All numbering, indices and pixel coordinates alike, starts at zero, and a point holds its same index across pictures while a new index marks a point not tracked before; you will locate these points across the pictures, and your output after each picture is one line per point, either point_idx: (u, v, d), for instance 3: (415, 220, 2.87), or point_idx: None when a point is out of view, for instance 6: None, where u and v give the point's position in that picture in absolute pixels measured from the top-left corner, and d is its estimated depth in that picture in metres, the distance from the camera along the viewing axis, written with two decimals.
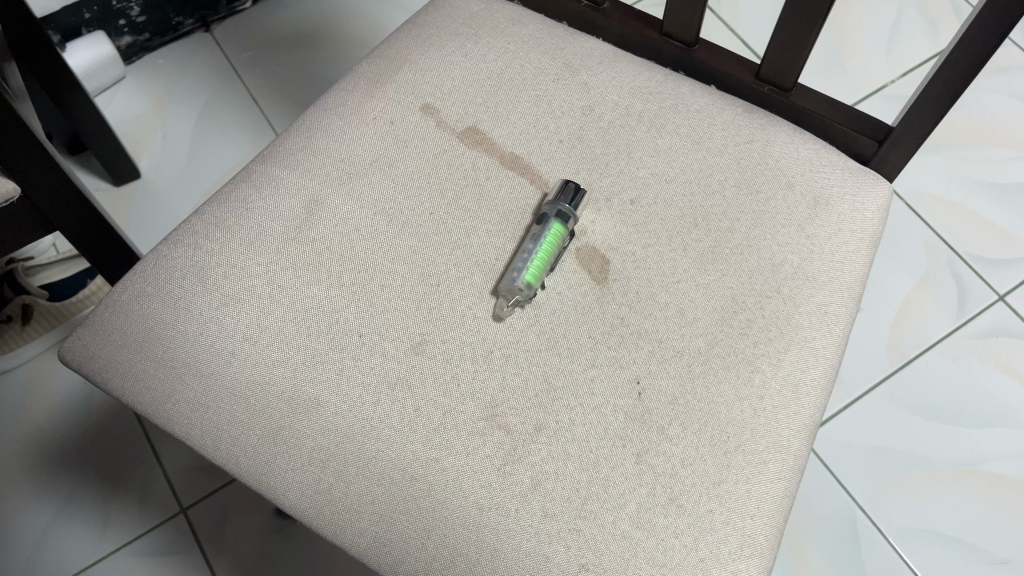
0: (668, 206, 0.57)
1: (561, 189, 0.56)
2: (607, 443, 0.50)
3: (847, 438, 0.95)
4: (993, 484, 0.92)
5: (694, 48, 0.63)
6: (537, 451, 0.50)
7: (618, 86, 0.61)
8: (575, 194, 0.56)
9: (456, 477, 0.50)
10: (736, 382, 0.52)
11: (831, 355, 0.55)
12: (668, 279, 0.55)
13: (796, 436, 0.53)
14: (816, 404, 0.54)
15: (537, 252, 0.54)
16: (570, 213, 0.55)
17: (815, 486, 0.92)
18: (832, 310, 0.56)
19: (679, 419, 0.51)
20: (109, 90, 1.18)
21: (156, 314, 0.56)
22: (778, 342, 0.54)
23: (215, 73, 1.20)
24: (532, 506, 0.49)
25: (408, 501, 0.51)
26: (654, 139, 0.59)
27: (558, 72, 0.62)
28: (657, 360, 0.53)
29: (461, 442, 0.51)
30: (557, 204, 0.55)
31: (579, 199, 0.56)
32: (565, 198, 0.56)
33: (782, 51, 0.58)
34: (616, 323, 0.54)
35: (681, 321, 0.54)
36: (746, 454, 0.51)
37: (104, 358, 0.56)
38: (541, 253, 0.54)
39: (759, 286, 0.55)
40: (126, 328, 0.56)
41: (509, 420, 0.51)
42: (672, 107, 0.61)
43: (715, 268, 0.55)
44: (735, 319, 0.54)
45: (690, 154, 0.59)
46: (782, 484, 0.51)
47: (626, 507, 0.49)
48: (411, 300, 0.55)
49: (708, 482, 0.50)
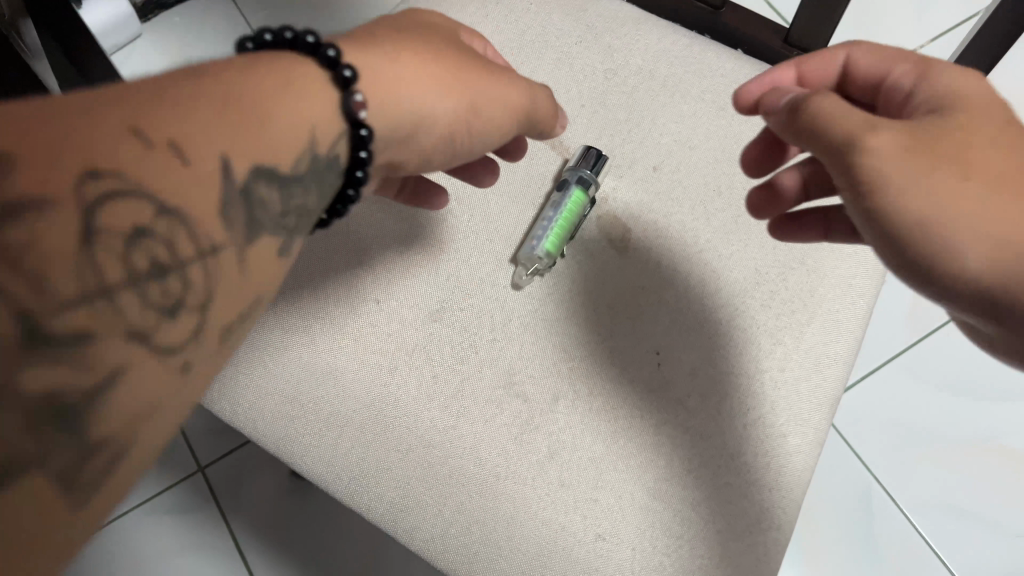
0: (692, 173, 0.56)
1: (583, 154, 0.55)
2: (625, 414, 0.50)
3: (863, 411, 0.94)
4: (1014, 458, 0.90)
5: (721, 10, 0.62)
6: (555, 420, 0.50)
7: (642, 49, 0.60)
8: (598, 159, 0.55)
9: (473, 444, 0.50)
10: (757, 354, 0.52)
11: (856, 327, 0.53)
12: (690, 249, 0.54)
13: (817, 410, 0.51)
14: (841, 378, 0.52)
15: (558, 220, 0.53)
16: (591, 178, 0.54)
17: (829, 458, 0.93)
18: (857, 281, 0.54)
19: (699, 391, 0.51)
20: (127, 49, 1.17)
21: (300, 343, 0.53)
22: (801, 315, 0.52)
23: (232, 31, 1.18)
24: (548, 475, 0.49)
25: (426, 468, 0.50)
26: (678, 105, 0.58)
27: (580, 34, 0.61)
28: (677, 331, 0.53)
29: (478, 410, 0.51)
30: (579, 169, 0.55)
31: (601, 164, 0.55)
32: (586, 163, 0.55)
33: (812, 13, 0.56)
34: (636, 292, 0.53)
35: (703, 291, 0.53)
36: (766, 427, 0.50)
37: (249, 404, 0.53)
38: (563, 220, 0.53)
39: (783, 257, 0.54)
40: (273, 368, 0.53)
41: (526, 389, 0.51)
42: (697, 72, 0.59)
43: (737, 238, 0.54)
44: (758, 290, 0.53)
45: (714, 120, 0.57)
46: (802, 458, 0.50)
47: (643, 478, 0.49)
48: (430, 266, 0.54)
49: (728, 455, 0.50)
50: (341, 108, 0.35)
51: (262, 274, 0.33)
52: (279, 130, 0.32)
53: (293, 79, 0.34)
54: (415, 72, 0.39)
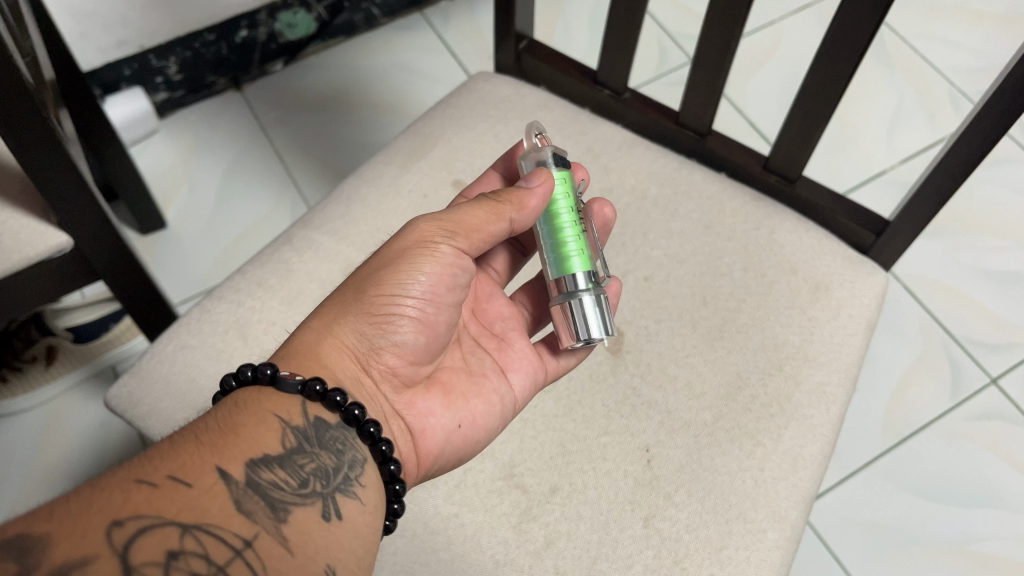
0: (679, 285, 0.64)
1: (595, 306, 0.52)
2: (617, 506, 0.56)
3: (841, 513, 0.97)
4: (980, 562, 0.93)
5: (706, 138, 0.68)
6: (551, 511, 0.56)
7: (634, 172, 0.68)
8: (585, 315, 0.52)
9: (474, 533, 0.55)
10: (739, 455, 0.57)
11: (829, 432, 0.59)
12: (678, 352, 0.61)
13: (793, 507, 0.56)
14: (814, 479, 0.57)
15: (543, 228, 0.55)
16: (576, 281, 0.53)
17: (806, 553, 0.95)
18: (830, 389, 0.60)
19: (685, 487, 0.56)
20: (142, 142, 1.24)
21: (438, 495, 0.56)
22: (779, 419, 0.58)
23: (244, 130, 1.26)
24: (544, 563, 0.54)
25: (428, 554, 0.55)
26: (668, 223, 0.66)
27: (579, 156, 0.69)
28: (666, 431, 0.58)
29: (480, 500, 0.56)
30: (599, 293, 0.53)
31: (569, 286, 0.52)
32: (587, 296, 0.52)
33: (785, 147, 0.63)
34: (628, 392, 0.60)
35: (688, 394, 0.59)
36: (746, 523, 0.55)
37: (402, 547, 0.55)
38: (548, 223, 0.54)
39: (763, 364, 0.60)
40: (426, 507, 0.56)
41: (525, 481, 0.57)
42: (685, 193, 0.67)
43: (721, 344, 0.61)
44: (739, 394, 0.59)
45: (700, 238, 0.65)
46: (779, 553, 0.54)
47: (632, 568, 0.54)
48: (490, 360, 0.59)
49: (710, 548, 0.54)
50: (290, 391, 0.47)
51: (310, 539, 0.42)
52: (254, 437, 0.44)
53: (262, 406, 0.46)
54: (328, 317, 0.51)
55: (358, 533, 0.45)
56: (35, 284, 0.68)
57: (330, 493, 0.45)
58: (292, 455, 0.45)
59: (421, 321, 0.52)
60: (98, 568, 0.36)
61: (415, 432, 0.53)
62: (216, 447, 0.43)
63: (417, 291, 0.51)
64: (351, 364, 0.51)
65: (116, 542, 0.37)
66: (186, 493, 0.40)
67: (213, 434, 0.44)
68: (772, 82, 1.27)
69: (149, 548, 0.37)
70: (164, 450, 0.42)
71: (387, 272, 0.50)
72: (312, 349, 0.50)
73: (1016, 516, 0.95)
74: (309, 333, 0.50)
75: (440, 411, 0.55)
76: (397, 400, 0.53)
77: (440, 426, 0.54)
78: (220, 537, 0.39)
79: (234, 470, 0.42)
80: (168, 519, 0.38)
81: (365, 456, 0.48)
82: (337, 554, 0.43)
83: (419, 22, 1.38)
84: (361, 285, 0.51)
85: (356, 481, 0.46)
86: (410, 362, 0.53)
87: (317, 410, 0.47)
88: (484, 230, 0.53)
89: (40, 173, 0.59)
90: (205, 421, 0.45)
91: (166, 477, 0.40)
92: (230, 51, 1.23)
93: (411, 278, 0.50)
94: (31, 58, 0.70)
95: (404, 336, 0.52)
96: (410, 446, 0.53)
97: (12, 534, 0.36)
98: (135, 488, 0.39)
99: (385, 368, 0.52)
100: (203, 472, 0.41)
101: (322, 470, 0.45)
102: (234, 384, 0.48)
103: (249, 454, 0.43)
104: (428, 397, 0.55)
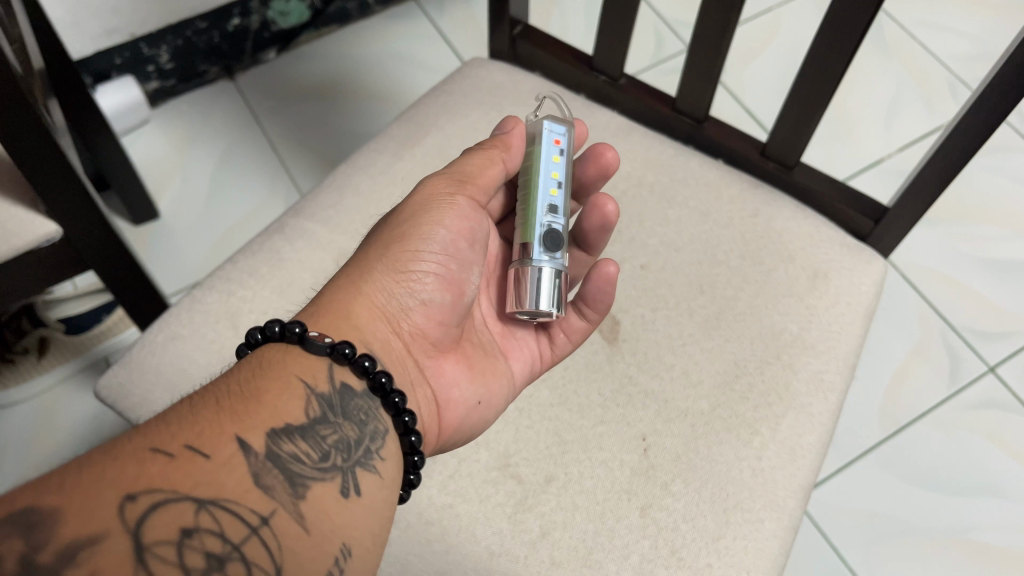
0: (676, 273, 0.63)
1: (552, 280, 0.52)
2: (613, 496, 0.55)
3: (839, 502, 0.97)
4: (977, 552, 0.93)
5: (704, 124, 0.67)
6: (548, 501, 0.55)
7: (631, 159, 0.67)
8: (536, 287, 0.51)
9: (469, 523, 0.54)
10: (736, 444, 0.56)
11: (827, 421, 0.58)
12: (675, 341, 0.60)
13: (790, 496, 0.55)
14: (812, 468, 0.57)
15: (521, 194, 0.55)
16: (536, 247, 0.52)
17: (804, 543, 0.95)
18: (829, 377, 0.59)
19: (682, 476, 0.55)
20: (134, 132, 1.22)
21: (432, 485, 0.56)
22: (777, 408, 0.57)
23: (237, 119, 1.24)
24: (539, 554, 0.53)
25: (423, 544, 0.54)
26: (664, 211, 0.65)
27: None
28: (662, 420, 0.58)
29: (476, 490, 0.55)
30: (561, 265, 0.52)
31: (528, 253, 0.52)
32: (546, 267, 0.52)
33: (783, 133, 0.62)
34: (625, 381, 0.59)
35: (685, 382, 0.59)
36: (744, 512, 0.54)
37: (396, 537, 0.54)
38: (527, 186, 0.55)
39: (761, 352, 0.59)
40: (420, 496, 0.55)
41: (521, 471, 0.56)
42: (682, 180, 0.66)
43: (718, 333, 0.60)
44: (737, 383, 0.58)
45: (697, 226, 0.64)
46: (775, 542, 0.54)
47: (629, 558, 0.53)
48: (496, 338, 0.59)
49: (708, 537, 0.53)
50: (318, 352, 0.46)
51: (327, 517, 0.42)
52: (277, 404, 0.43)
53: (287, 367, 0.45)
54: (355, 277, 0.50)
55: (375, 509, 0.44)
56: (24, 275, 0.67)
57: (350, 468, 0.44)
58: (316, 425, 0.44)
59: (445, 278, 0.52)
60: (109, 547, 0.35)
61: (438, 400, 0.53)
62: (236, 417, 0.42)
63: (440, 241, 0.51)
64: (383, 325, 0.50)
65: (129, 517, 0.36)
66: (203, 465, 0.39)
67: (234, 399, 0.43)
68: (769, 70, 1.26)
69: (162, 525, 0.36)
70: (183, 416, 0.41)
71: (410, 226, 0.51)
72: (342, 309, 0.49)
73: (1014, 506, 0.95)
74: (338, 292, 0.50)
75: (462, 382, 0.55)
76: (424, 365, 0.53)
77: (463, 398, 0.54)
78: (237, 513, 0.38)
79: (254, 441, 0.41)
80: (183, 494, 0.38)
81: (388, 427, 0.47)
82: (353, 534, 0.43)
83: (413, 10, 1.37)
84: (388, 242, 0.50)
85: (376, 454, 0.46)
86: (440, 325, 0.53)
87: (344, 374, 0.47)
88: (485, 173, 0.53)
89: (27, 162, 0.58)
90: (226, 383, 0.44)
91: (183, 447, 0.39)
92: (222, 39, 1.22)
93: (434, 231, 0.51)
94: (18, 45, 0.69)
95: (432, 292, 0.51)
96: (432, 415, 0.53)
97: (19, 506, 0.35)
98: (150, 458, 0.38)
99: (415, 331, 0.52)
100: (221, 443, 0.40)
101: (343, 442, 0.45)
102: (259, 338, 0.47)
103: (272, 422, 0.42)
104: (454, 366, 0.55)
